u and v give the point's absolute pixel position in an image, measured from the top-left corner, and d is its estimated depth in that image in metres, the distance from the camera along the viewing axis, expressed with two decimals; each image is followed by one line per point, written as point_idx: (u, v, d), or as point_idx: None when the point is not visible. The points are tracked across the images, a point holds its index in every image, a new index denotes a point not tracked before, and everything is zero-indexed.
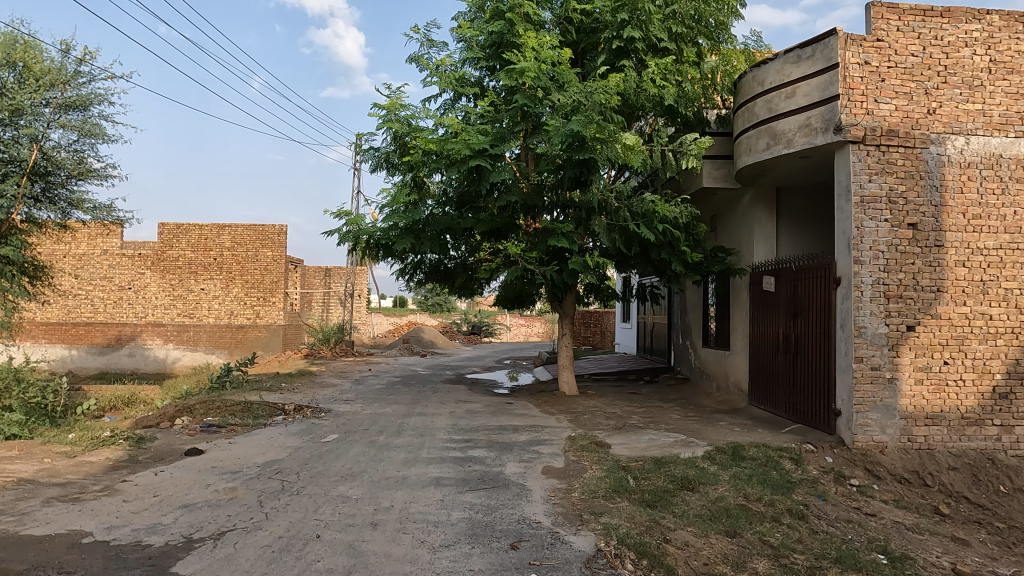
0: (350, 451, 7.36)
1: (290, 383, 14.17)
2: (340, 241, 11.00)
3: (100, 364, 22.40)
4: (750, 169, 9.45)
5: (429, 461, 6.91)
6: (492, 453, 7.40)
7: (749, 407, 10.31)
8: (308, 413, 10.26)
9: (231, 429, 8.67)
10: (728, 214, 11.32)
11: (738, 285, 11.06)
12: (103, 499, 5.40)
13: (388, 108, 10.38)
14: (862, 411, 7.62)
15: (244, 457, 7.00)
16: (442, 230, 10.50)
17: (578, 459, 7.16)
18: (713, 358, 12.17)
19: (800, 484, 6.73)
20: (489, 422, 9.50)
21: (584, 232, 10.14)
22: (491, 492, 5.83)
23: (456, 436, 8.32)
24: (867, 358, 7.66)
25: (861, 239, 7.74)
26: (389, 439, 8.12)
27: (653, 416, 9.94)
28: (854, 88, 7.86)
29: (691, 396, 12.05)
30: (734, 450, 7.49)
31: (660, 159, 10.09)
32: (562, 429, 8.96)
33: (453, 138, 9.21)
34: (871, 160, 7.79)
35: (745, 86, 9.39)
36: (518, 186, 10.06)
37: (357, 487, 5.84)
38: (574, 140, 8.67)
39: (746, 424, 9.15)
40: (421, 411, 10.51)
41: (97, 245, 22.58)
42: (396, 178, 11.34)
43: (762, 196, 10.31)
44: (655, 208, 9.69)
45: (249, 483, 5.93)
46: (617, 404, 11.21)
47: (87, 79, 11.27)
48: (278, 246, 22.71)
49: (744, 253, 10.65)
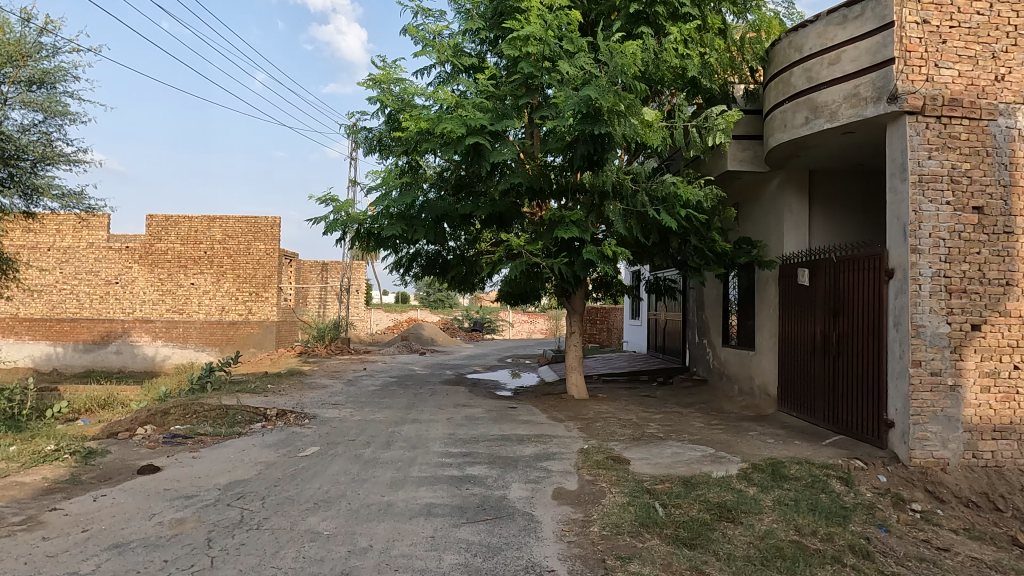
0: (329, 469, 6.34)
1: (278, 384, 13.24)
2: (328, 230, 10.01)
3: (86, 361, 21.51)
4: (784, 147, 8.41)
5: (420, 482, 5.92)
6: (494, 471, 6.42)
7: (779, 415, 9.31)
8: (292, 419, 9.29)
9: (199, 439, 7.68)
10: (753, 201, 10.33)
11: (765, 279, 10.06)
12: (17, 536, 4.41)
13: (381, 82, 9.41)
14: (920, 423, 6.60)
15: (205, 476, 6.01)
16: (438, 217, 9.47)
17: (594, 479, 6.15)
18: (735, 358, 11.18)
19: (855, 511, 5.72)
20: (491, 431, 8.50)
21: (597, 220, 9.02)
22: (492, 525, 4.82)
23: (454, 449, 7.30)
24: (927, 362, 6.62)
25: (919, 225, 6.69)
26: (377, 452, 7.12)
27: (673, 425, 8.93)
28: (912, 51, 6.77)
29: (711, 400, 11.06)
30: (774, 468, 6.49)
31: (683, 137, 9.02)
32: (573, 439, 7.95)
33: (449, 114, 8.15)
34: (931, 133, 6.74)
35: (780, 54, 8.32)
36: (525, 168, 9.01)
37: (331, 520, 4.85)
38: (588, 111, 7.63)
39: (780, 434, 8.14)
40: (416, 418, 9.51)
41: (83, 237, 21.63)
42: (389, 160, 10.38)
43: (793, 179, 9.32)
44: (678, 190, 8.50)
45: (202, 513, 4.95)
46: (632, 409, 10.19)
47: (49, 48, 10.21)
48: (272, 238, 21.72)
49: (773, 243, 9.65)
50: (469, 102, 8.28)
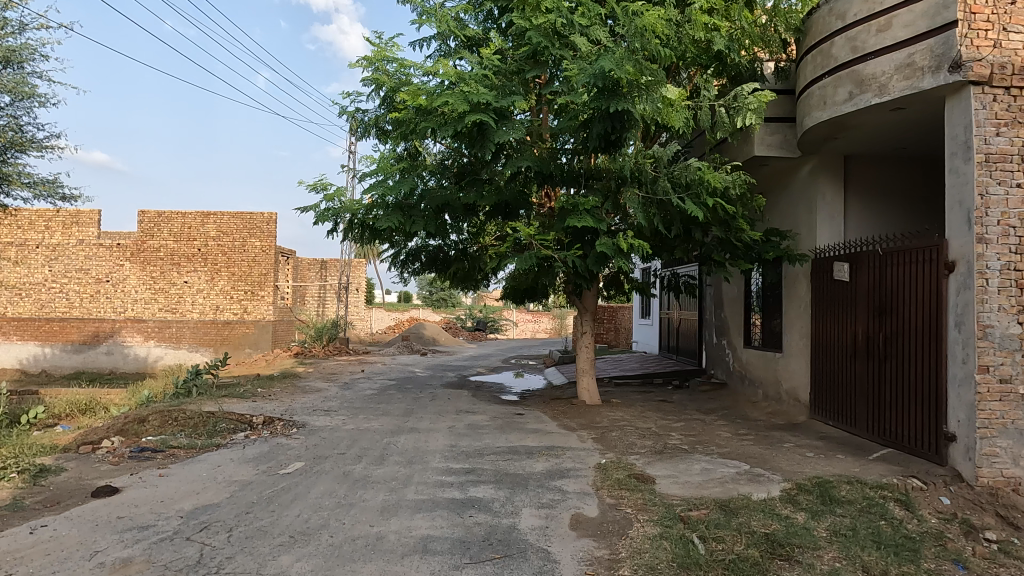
0: (313, 490, 5.54)
1: (269, 387, 12.44)
2: (319, 221, 9.22)
3: (76, 363, 20.77)
4: (822, 127, 7.57)
5: (415, 508, 5.10)
6: (502, 492, 5.60)
7: (812, 424, 8.48)
8: (279, 428, 8.50)
9: (172, 453, 6.88)
10: (781, 190, 9.51)
11: (795, 274, 9.23)
12: None
13: (375, 60, 8.61)
14: (988, 437, 5.75)
15: (170, 501, 5.21)
16: (439, 207, 8.63)
17: (617, 503, 5.32)
18: (758, 360, 10.37)
19: (925, 543, 4.86)
20: (497, 442, 7.69)
21: (614, 209, 8.15)
22: (500, 567, 4.01)
23: (455, 465, 6.49)
24: (995, 367, 5.77)
25: (985, 211, 5.84)
26: (370, 469, 6.32)
27: (697, 435, 8.10)
28: (977, 12, 5.92)
29: (733, 405, 10.24)
30: (822, 489, 5.66)
31: (709, 118, 8.15)
32: (588, 453, 7.12)
33: (449, 90, 7.36)
34: (999, 107, 5.88)
35: (819, 22, 7.47)
36: (533, 150, 8.14)
37: (307, 560, 4.04)
38: (604, 85, 6.72)
39: (819, 447, 7.30)
40: (414, 426, 8.69)
41: (73, 235, 20.90)
42: (386, 146, 9.58)
43: (826, 165, 8.50)
44: (704, 176, 7.64)
45: (154, 551, 4.15)
46: (650, 417, 9.35)
47: (14, 24, 9.45)
48: (268, 235, 20.93)
49: (805, 235, 8.83)
50: (471, 76, 7.45)
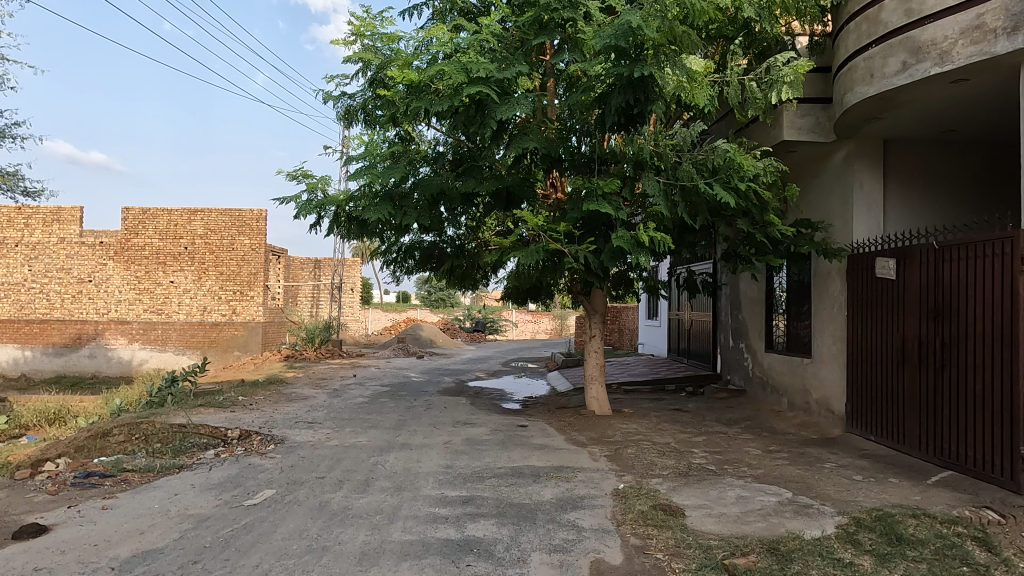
0: (281, 528, 4.64)
1: (252, 395, 11.54)
2: (301, 214, 8.33)
3: (57, 366, 19.84)
4: (866, 105, 6.68)
5: (401, 553, 4.20)
6: (506, 529, 4.71)
7: (849, 439, 7.59)
8: (255, 444, 7.60)
9: (126, 478, 5.97)
10: (811, 180, 8.65)
11: (828, 272, 8.34)
12: None
13: (362, 33, 7.71)
14: None
15: (106, 545, 4.31)
16: (433, 197, 7.74)
17: (644, 545, 4.43)
18: (782, 366, 9.48)
19: None
20: (499, 461, 6.80)
21: (631, 198, 7.28)
22: None
23: (451, 493, 5.60)
24: None
25: None
26: (351, 497, 5.43)
27: (723, 453, 7.20)
28: None
29: (756, 416, 9.36)
30: (886, 525, 4.76)
31: (739, 94, 7.28)
32: (603, 475, 6.23)
33: (445, 61, 6.48)
34: None
35: None
36: (540, 131, 7.26)
37: None
38: (624, 48, 5.84)
39: (865, 468, 6.41)
40: (407, 441, 7.82)
41: (54, 232, 19.97)
42: (376, 132, 8.69)
43: (865, 151, 7.63)
44: (733, 159, 6.76)
45: None
46: (667, 430, 8.45)
47: None
48: (258, 233, 20.02)
49: (840, 228, 7.94)
50: (470, 46, 6.59)
